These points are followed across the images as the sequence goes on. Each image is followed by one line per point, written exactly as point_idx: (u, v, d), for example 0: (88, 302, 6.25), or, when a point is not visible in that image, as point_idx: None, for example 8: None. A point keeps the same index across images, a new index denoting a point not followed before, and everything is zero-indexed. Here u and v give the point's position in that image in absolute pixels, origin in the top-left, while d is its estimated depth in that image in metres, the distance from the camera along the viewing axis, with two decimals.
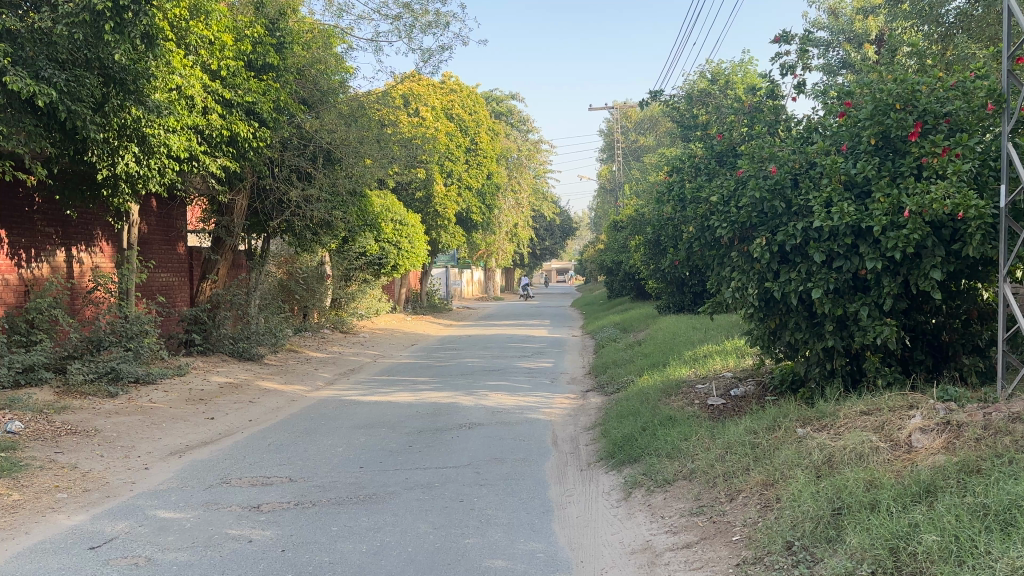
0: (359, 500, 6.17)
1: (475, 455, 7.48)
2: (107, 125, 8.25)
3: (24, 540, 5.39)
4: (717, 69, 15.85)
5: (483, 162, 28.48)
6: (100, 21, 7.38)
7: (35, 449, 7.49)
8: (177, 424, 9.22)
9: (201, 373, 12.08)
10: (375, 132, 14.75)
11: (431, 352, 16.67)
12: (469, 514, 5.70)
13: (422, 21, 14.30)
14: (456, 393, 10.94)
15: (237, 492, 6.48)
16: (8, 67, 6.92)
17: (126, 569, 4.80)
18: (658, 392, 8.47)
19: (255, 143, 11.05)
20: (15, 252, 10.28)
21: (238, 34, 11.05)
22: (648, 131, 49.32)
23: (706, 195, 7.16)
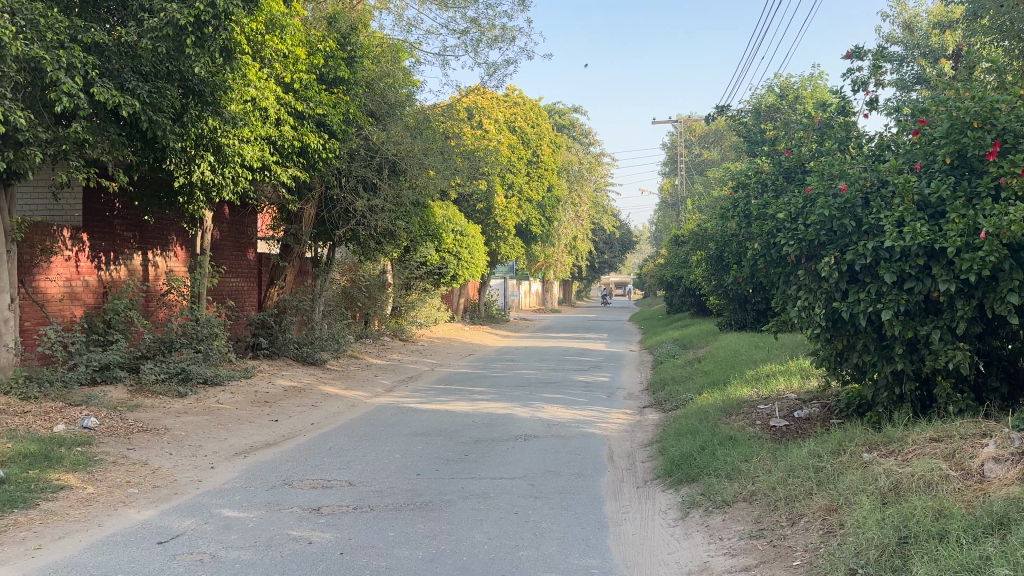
0: (415, 507, 6.24)
1: (531, 467, 7.49)
2: (185, 135, 8.53)
3: (98, 533, 5.62)
4: (786, 84, 15.62)
5: (544, 174, 28.58)
6: (183, 35, 7.74)
7: (109, 445, 7.80)
8: (242, 425, 9.49)
9: (266, 376, 12.40)
10: (438, 143, 14.95)
11: (487, 363, 16.71)
12: (525, 526, 5.71)
13: (489, 36, 14.49)
14: (513, 405, 10.98)
15: (298, 494, 6.64)
16: (96, 79, 7.29)
17: (192, 564, 4.96)
18: (718, 411, 8.35)
19: (324, 153, 11.34)
20: (95, 255, 10.73)
21: (311, 47, 11.36)
22: (713, 145, 48.91)
23: (773, 211, 7.01)
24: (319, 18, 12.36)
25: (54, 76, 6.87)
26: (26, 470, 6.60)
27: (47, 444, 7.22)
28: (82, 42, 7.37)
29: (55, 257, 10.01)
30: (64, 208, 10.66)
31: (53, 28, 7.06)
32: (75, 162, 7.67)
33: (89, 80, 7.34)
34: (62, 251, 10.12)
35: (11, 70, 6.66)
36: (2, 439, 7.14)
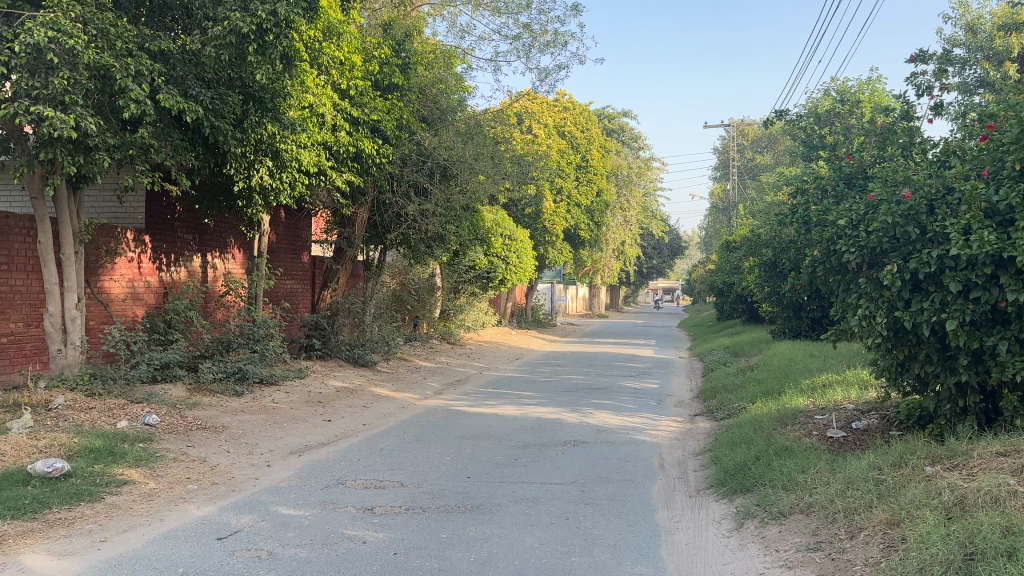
0: (467, 510, 6.27)
1: (581, 473, 7.47)
2: (245, 140, 8.74)
3: (160, 527, 5.78)
4: (844, 88, 15.34)
5: (593, 179, 28.52)
6: (245, 43, 7.91)
7: (170, 442, 8.01)
8: (296, 425, 9.66)
9: (318, 377, 12.61)
10: (489, 148, 15.03)
11: (535, 368, 16.71)
12: (576, 533, 5.70)
13: (541, 41, 14.53)
14: (562, 410, 10.97)
15: (352, 494, 6.73)
16: (161, 86, 7.50)
17: (250, 561, 5.07)
18: (773, 421, 8.21)
19: (377, 159, 11.52)
20: (157, 256, 11.05)
21: (366, 54, 11.56)
22: (766, 150, 48.22)
23: (834, 218, 6.90)
24: (374, 24, 12.57)
25: (123, 84, 7.09)
26: (92, 464, 6.83)
27: (112, 440, 7.46)
28: (149, 50, 7.59)
29: (119, 259, 10.33)
30: (129, 211, 11.01)
31: (123, 37, 7.27)
32: (140, 166, 7.92)
33: (155, 87, 7.55)
34: (126, 253, 10.45)
35: (83, 78, 6.89)
36: (70, 434, 7.40)
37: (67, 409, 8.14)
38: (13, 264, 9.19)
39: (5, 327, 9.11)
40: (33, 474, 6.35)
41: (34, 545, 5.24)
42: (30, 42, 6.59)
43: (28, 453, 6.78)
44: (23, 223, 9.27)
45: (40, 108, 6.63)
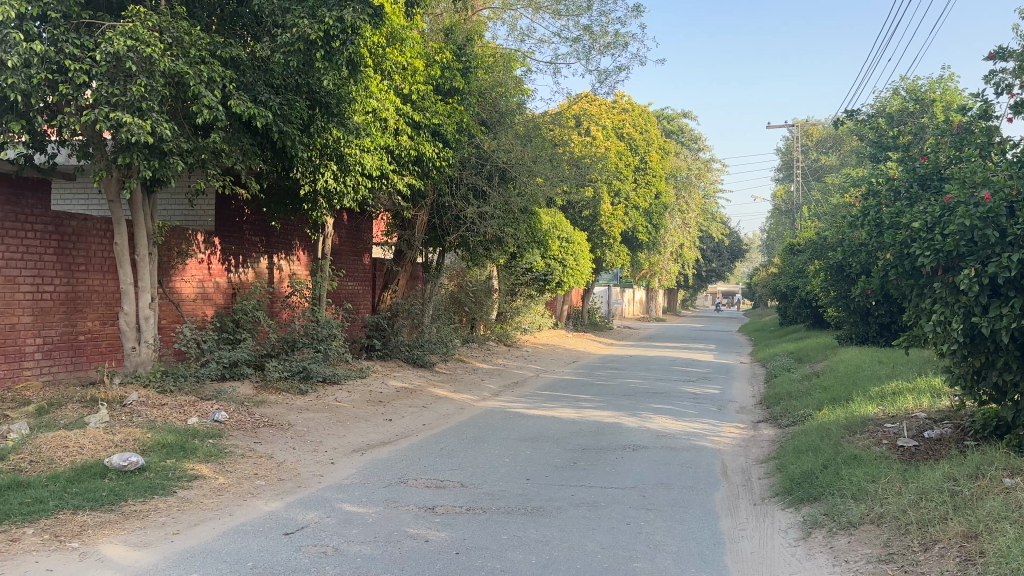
0: (528, 512, 6.28)
1: (642, 478, 7.41)
2: (311, 144, 8.95)
3: (229, 521, 5.94)
4: (915, 87, 14.88)
5: (652, 181, 28.27)
6: (313, 49, 8.10)
7: (238, 438, 8.24)
8: (358, 423, 9.82)
9: (379, 377, 12.79)
10: (547, 151, 15.04)
11: (592, 371, 16.63)
12: (638, 538, 5.66)
13: (602, 42, 14.49)
14: (621, 414, 10.89)
15: (413, 492, 6.81)
16: (233, 92, 7.73)
17: (316, 557, 5.17)
18: (840, 429, 8.02)
19: (439, 162, 11.65)
20: (226, 258, 11.39)
21: (428, 59, 11.73)
22: (831, 151, 47.08)
23: (907, 221, 6.71)
24: (436, 29, 12.77)
25: (196, 90, 7.32)
26: (165, 459, 7.07)
27: (183, 436, 7.71)
28: (221, 57, 7.83)
29: (190, 260, 10.68)
30: (199, 214, 11.38)
31: (196, 45, 7.50)
32: (212, 170, 8.16)
33: (226, 93, 7.78)
34: (197, 255, 10.78)
35: (159, 84, 7.11)
36: (144, 429, 7.67)
37: (141, 405, 8.43)
38: (91, 264, 9.55)
39: (83, 325, 9.48)
40: (110, 467, 6.61)
41: (112, 535, 5.45)
42: (110, 50, 6.86)
43: (105, 447, 7.06)
44: (100, 225, 9.62)
45: (119, 114, 6.88)
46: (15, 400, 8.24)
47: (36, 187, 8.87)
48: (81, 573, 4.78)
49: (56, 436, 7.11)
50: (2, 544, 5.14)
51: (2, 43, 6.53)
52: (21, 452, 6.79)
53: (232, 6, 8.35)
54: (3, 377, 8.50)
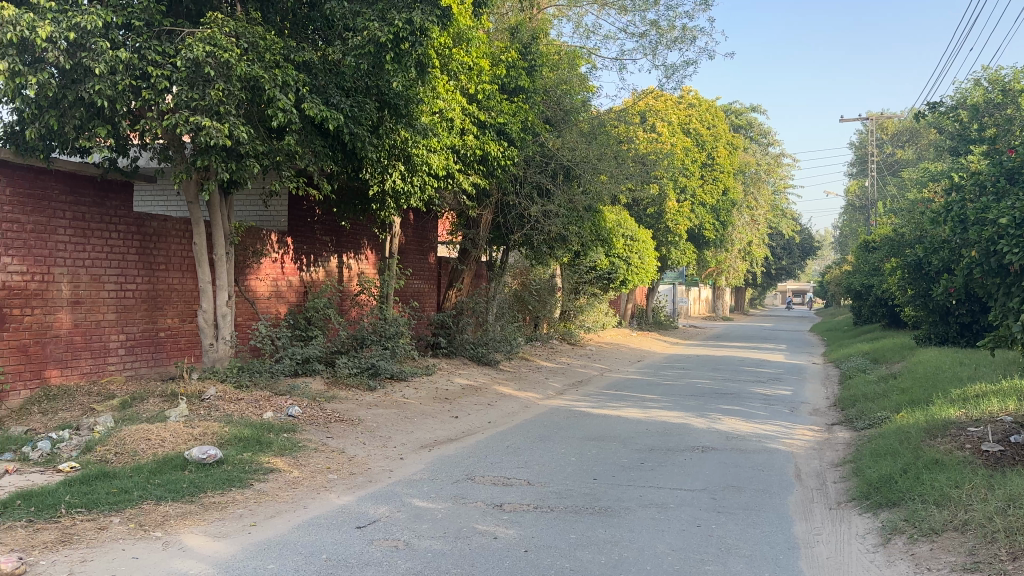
0: (596, 511, 6.26)
1: (712, 480, 7.31)
2: (381, 145, 9.11)
3: (303, 514, 6.09)
4: (1000, 75, 14.25)
5: (720, 177, 27.78)
6: (383, 52, 8.24)
7: (311, 433, 8.45)
8: (426, 420, 9.95)
9: (445, 374, 12.93)
10: (612, 148, 14.94)
11: (658, 371, 16.44)
12: (709, 541, 5.58)
13: (669, 37, 14.31)
14: (689, 414, 10.76)
15: (481, 489, 6.86)
16: (306, 96, 7.92)
17: (388, 550, 5.26)
18: (920, 432, 7.76)
19: (504, 161, 11.71)
20: (298, 257, 11.73)
21: (494, 59, 11.81)
22: (907, 144, 45.46)
23: (994, 216, 6.45)
24: (503, 28, 12.87)
25: (271, 94, 7.52)
26: (241, 452, 7.29)
27: (259, 430, 7.95)
28: (294, 61, 8.03)
29: (264, 260, 11.03)
30: (273, 214, 11.71)
31: (271, 49, 7.69)
32: (286, 172, 8.38)
33: (299, 96, 7.97)
34: (271, 254, 11.17)
35: (236, 88, 7.33)
36: (221, 423, 7.92)
37: (218, 399, 8.71)
38: (170, 264, 9.92)
39: (163, 323, 9.86)
40: (190, 459, 6.84)
41: (193, 526, 5.64)
42: (190, 56, 7.09)
43: (186, 440, 7.32)
44: (179, 226, 9.99)
45: (199, 118, 7.11)
46: (101, 394, 8.60)
47: (120, 189, 9.21)
48: (166, 561, 4.97)
49: (140, 429, 7.40)
50: (92, 532, 5.38)
51: (90, 52, 6.82)
52: (107, 444, 7.10)
53: (304, 11, 8.57)
54: (89, 372, 8.85)
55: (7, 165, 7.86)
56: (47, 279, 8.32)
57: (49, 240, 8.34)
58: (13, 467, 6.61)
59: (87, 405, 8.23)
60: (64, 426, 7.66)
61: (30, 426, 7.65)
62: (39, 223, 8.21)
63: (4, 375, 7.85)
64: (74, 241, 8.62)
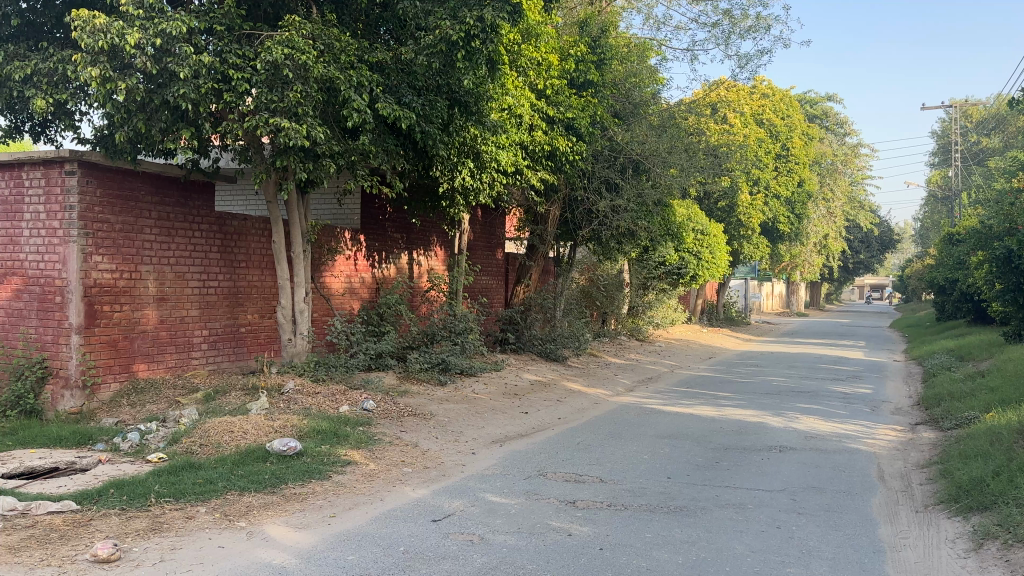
0: (671, 511, 6.18)
1: (790, 480, 7.13)
2: (451, 143, 9.20)
3: (380, 506, 6.19)
4: None
5: (795, 169, 27.08)
6: (454, 50, 8.31)
7: (385, 426, 8.60)
8: (497, 415, 10.00)
9: (514, 369, 12.97)
10: (683, 141, 14.71)
11: (730, 368, 16.12)
12: (789, 543, 5.45)
13: (742, 26, 14.00)
14: (764, 413, 10.53)
15: (554, 486, 6.86)
16: (380, 95, 8.05)
17: (463, 544, 5.30)
18: (1013, 433, 7.40)
19: (572, 156, 11.67)
20: (370, 255, 12.04)
21: (563, 53, 11.80)
22: (994, 132, 43.39)
23: None
24: (571, 23, 12.85)
25: (347, 94, 7.67)
26: (320, 445, 7.47)
27: (336, 423, 8.13)
28: (367, 62, 8.18)
29: (339, 256, 11.36)
30: (346, 212, 11.95)
31: (346, 50, 7.83)
32: (360, 171, 8.54)
33: (373, 96, 8.10)
34: (345, 251, 11.46)
35: (313, 89, 7.49)
36: (300, 416, 8.12)
37: (297, 393, 8.94)
38: (250, 262, 10.23)
39: (244, 318, 10.18)
40: (271, 451, 7.04)
41: (275, 516, 5.79)
42: (270, 59, 7.28)
43: (267, 432, 7.53)
44: (258, 225, 10.29)
45: (278, 119, 7.28)
46: (185, 387, 8.92)
47: (203, 189, 9.52)
48: (251, 551, 5.12)
49: (223, 421, 7.64)
50: (180, 521, 5.58)
51: (175, 57, 7.07)
52: (193, 436, 7.36)
53: (377, 12, 8.72)
54: (175, 367, 9.19)
55: (97, 168, 8.20)
56: (135, 277, 8.65)
57: (136, 239, 8.67)
58: (105, 457, 6.92)
59: (172, 398, 8.55)
60: (151, 418, 7.97)
61: (120, 418, 8.00)
62: (126, 223, 8.54)
63: (96, 369, 8.21)
64: (159, 240, 8.94)
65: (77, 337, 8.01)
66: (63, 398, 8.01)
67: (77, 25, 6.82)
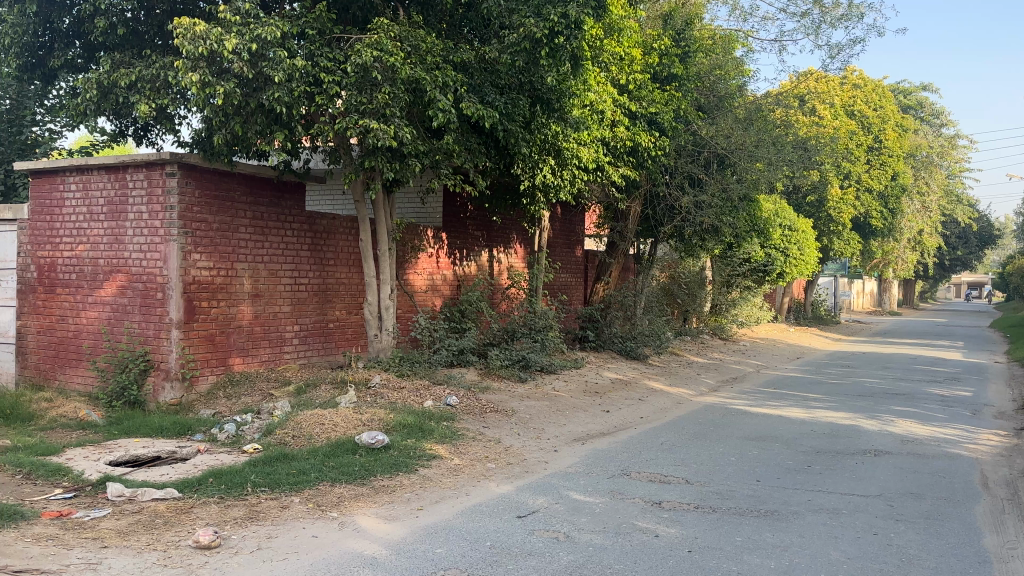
0: (761, 514, 6.02)
1: (886, 486, 6.86)
2: (533, 140, 9.21)
3: (465, 501, 6.25)
4: None
5: (888, 162, 26.08)
6: (537, 47, 8.29)
7: (468, 422, 8.67)
8: (578, 413, 9.96)
9: (595, 367, 12.90)
10: (771, 135, 14.33)
11: (819, 368, 15.60)
12: (887, 550, 5.24)
13: (833, 15, 13.53)
14: (857, 416, 10.15)
15: (639, 486, 6.78)
16: (464, 95, 8.11)
17: (549, 541, 5.30)
18: None
19: (655, 151, 11.51)
20: (451, 252, 12.18)
21: (646, 48, 11.76)
22: None
23: None
24: (654, 16, 12.72)
25: (432, 94, 7.73)
26: (406, 439, 7.60)
27: (421, 418, 8.26)
28: (452, 62, 8.26)
29: (422, 254, 11.53)
30: (429, 211, 12.10)
31: (431, 51, 7.92)
32: (444, 170, 8.62)
33: (457, 96, 8.17)
34: (428, 249, 11.63)
35: (400, 91, 7.59)
36: (386, 410, 8.28)
37: (383, 388, 9.12)
38: (338, 259, 10.48)
39: (332, 315, 10.45)
40: (360, 444, 7.19)
41: (365, 508, 5.92)
42: (359, 61, 7.43)
43: (355, 425, 7.70)
44: (345, 223, 10.54)
45: (368, 121, 7.42)
46: (278, 380, 9.22)
47: (294, 190, 9.79)
48: (342, 541, 5.24)
49: (314, 414, 7.85)
50: (275, 510, 5.76)
51: (270, 61, 7.29)
52: (285, 428, 7.60)
53: (461, 12, 8.83)
54: (268, 361, 9.49)
55: (196, 170, 8.54)
56: (230, 274, 8.97)
57: (232, 238, 8.99)
58: (203, 447, 7.21)
59: (266, 391, 8.85)
60: (246, 410, 8.28)
61: (216, 410, 8.33)
62: (222, 222, 8.85)
63: (195, 362, 8.56)
64: (253, 239, 9.25)
65: (177, 332, 8.36)
66: (164, 390, 8.40)
67: (178, 33, 7.10)
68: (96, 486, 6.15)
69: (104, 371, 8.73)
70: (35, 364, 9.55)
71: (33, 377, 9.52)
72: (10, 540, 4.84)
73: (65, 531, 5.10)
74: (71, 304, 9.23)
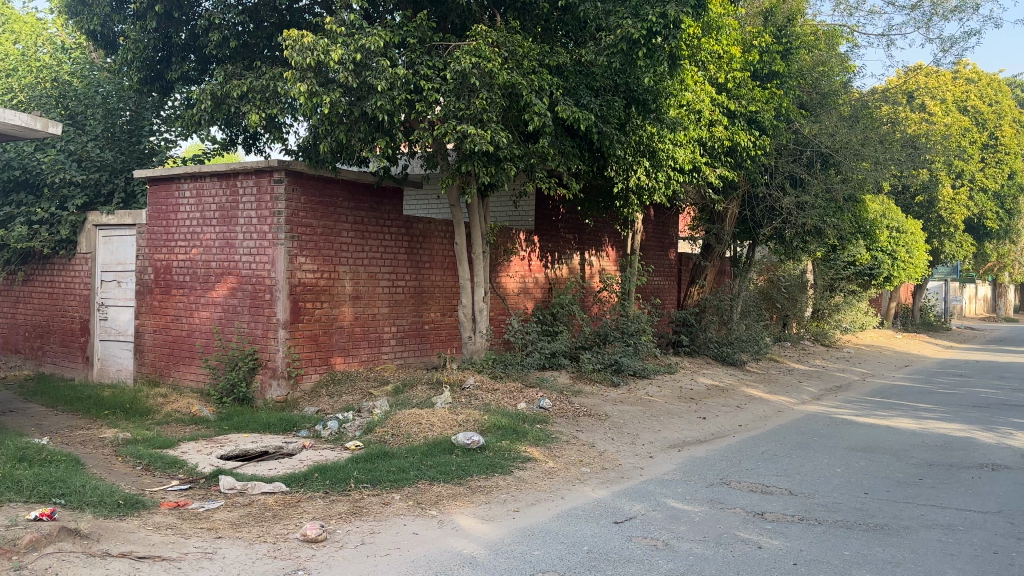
0: (870, 528, 5.78)
1: (1007, 502, 6.47)
2: (628, 141, 9.14)
3: (562, 504, 6.25)
4: None
5: (1005, 159, 24.67)
6: (635, 49, 8.22)
7: (562, 425, 8.67)
8: (672, 418, 9.81)
9: (690, 373, 12.67)
10: (879, 132, 13.80)
11: (930, 377, 14.83)
12: (1010, 570, 4.94)
13: (945, 8, 12.90)
14: (973, 428, 9.62)
15: (739, 495, 6.61)
16: (559, 98, 8.11)
17: (648, 548, 5.23)
18: None
19: (754, 151, 11.26)
20: (543, 255, 12.22)
21: (746, 45, 11.52)
22: None
23: None
24: (754, 13, 12.46)
25: (529, 99, 7.80)
26: (501, 441, 7.66)
27: (515, 420, 8.31)
28: (548, 65, 8.29)
29: (514, 257, 11.62)
30: (521, 214, 12.16)
31: (528, 56, 7.97)
32: (539, 173, 8.65)
33: (553, 99, 8.19)
34: (520, 252, 11.70)
35: (497, 96, 7.68)
36: (481, 411, 8.37)
37: (477, 389, 9.20)
38: (434, 262, 10.67)
39: (427, 316, 10.64)
40: (456, 445, 7.29)
41: (463, 507, 5.99)
42: (458, 68, 7.55)
43: (451, 425, 7.81)
44: (441, 227, 10.72)
45: (465, 126, 7.51)
46: (377, 379, 9.44)
47: (392, 195, 10.02)
48: (442, 539, 5.32)
49: (412, 413, 8.00)
50: (377, 506, 5.90)
51: (373, 70, 7.53)
52: (385, 426, 7.77)
53: (556, 16, 8.86)
54: (367, 360, 9.73)
55: (302, 176, 8.85)
56: (333, 276, 9.26)
57: (334, 241, 9.28)
58: (309, 443, 7.45)
59: (366, 390, 9.07)
60: (347, 408, 8.52)
61: (319, 407, 8.61)
62: (326, 227, 9.15)
63: (299, 361, 8.88)
64: (354, 242, 9.52)
65: (283, 332, 8.69)
66: (271, 387, 8.73)
67: (288, 45, 7.40)
68: (210, 479, 6.45)
69: (216, 368, 9.16)
70: (151, 361, 10.07)
71: (150, 373, 10.05)
72: (133, 527, 5.13)
73: (183, 521, 5.37)
74: (185, 304, 9.70)
